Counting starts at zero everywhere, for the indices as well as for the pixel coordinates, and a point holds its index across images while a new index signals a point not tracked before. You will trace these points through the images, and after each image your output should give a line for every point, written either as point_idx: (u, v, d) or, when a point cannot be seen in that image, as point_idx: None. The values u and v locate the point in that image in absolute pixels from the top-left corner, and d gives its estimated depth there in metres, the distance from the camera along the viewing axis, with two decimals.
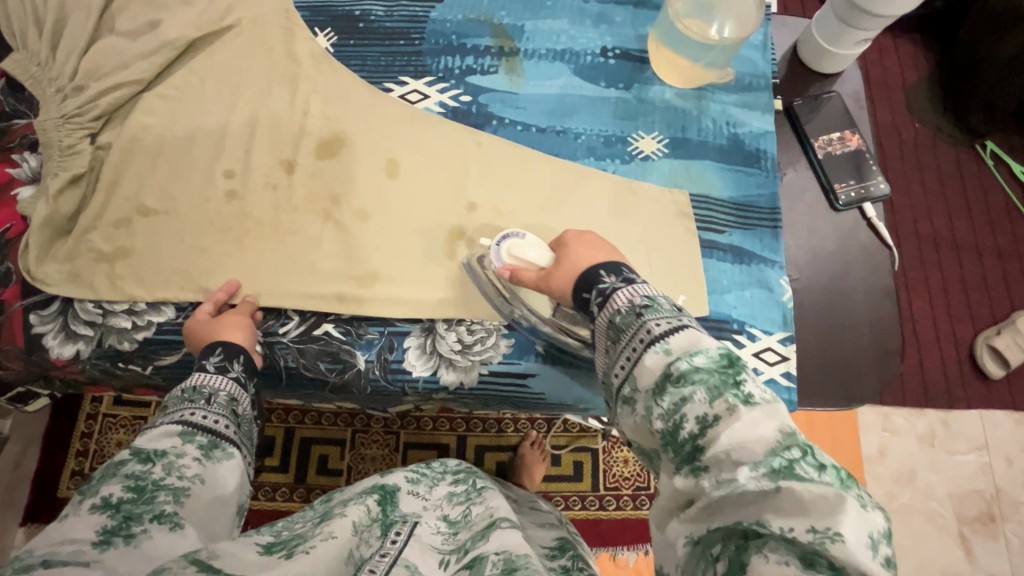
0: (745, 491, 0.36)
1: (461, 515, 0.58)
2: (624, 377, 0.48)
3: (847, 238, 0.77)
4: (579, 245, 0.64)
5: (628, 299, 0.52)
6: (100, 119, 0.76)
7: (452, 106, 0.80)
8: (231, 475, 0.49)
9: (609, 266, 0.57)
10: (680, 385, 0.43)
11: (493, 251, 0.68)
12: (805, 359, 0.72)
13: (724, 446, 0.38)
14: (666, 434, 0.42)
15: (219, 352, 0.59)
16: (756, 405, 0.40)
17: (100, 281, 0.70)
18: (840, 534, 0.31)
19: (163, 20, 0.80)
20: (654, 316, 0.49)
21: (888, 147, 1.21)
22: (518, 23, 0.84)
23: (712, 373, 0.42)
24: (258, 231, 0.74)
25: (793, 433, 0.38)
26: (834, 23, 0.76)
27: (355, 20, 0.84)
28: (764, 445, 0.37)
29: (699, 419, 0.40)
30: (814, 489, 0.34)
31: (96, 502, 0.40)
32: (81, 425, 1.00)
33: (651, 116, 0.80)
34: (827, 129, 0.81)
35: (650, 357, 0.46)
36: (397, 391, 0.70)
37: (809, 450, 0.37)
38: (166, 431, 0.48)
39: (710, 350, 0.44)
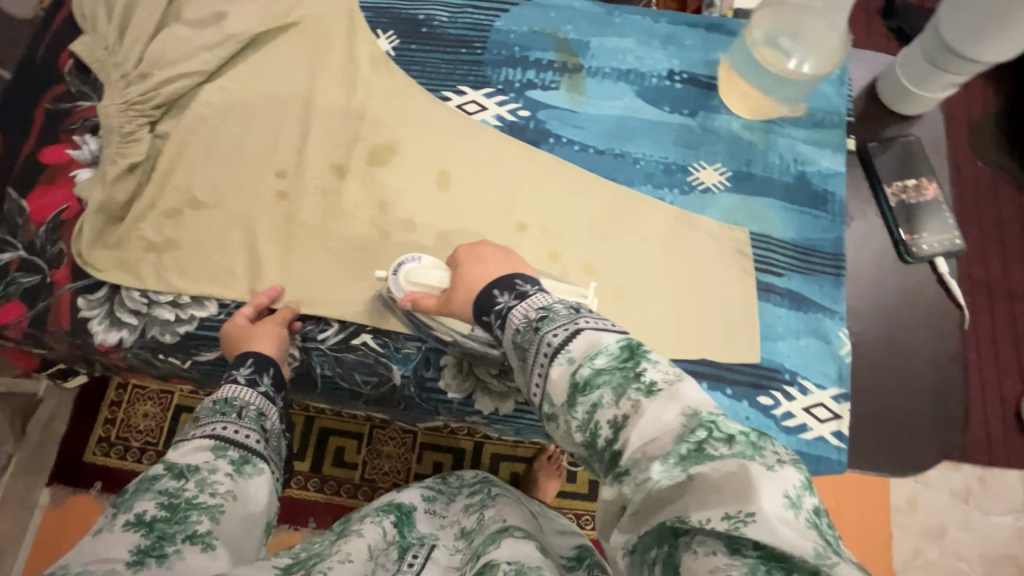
0: (659, 489, 0.33)
1: (474, 523, 0.56)
2: (541, 396, 0.42)
3: (913, 291, 0.73)
4: (470, 259, 0.57)
5: (525, 313, 0.46)
6: (161, 108, 0.76)
7: (509, 120, 0.78)
8: (260, 492, 0.48)
9: (502, 283, 0.50)
10: (588, 393, 0.38)
11: (392, 280, 0.65)
12: (857, 418, 0.68)
13: (637, 446, 0.35)
14: (587, 445, 0.38)
15: (250, 363, 0.58)
16: (658, 394, 0.36)
17: (148, 271, 0.70)
18: (753, 514, 0.29)
19: (229, 12, 0.80)
20: (551, 325, 0.42)
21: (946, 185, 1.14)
22: (584, 38, 0.81)
23: (614, 372, 0.38)
24: (304, 234, 0.73)
25: (697, 412, 0.35)
26: (922, 63, 0.72)
27: (418, 24, 0.82)
28: (671, 435, 0.34)
29: (611, 423, 0.37)
30: (722, 467, 0.31)
31: (130, 519, 0.40)
32: (111, 393, 1.01)
33: (714, 147, 0.77)
34: (903, 175, 0.76)
35: (555, 371, 0.40)
36: (431, 409, 0.69)
37: (715, 423, 0.34)
38: (196, 445, 0.47)
39: (609, 346, 0.39)
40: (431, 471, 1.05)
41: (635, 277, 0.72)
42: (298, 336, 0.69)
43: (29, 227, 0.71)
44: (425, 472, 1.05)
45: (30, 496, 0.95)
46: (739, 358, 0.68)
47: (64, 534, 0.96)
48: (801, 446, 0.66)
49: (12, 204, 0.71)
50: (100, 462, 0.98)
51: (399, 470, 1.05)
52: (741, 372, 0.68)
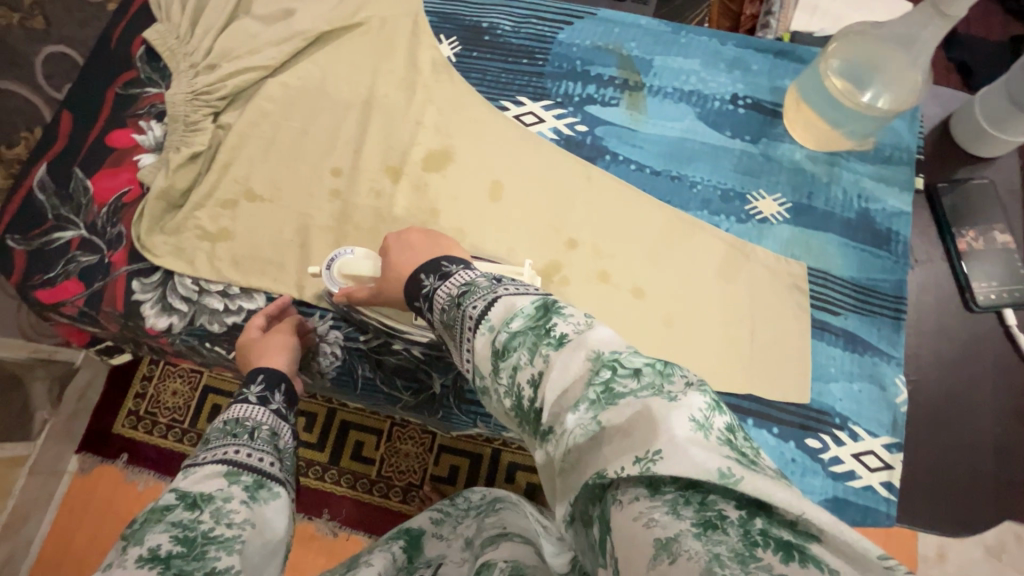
0: (577, 442, 0.31)
1: (475, 531, 0.54)
2: (471, 372, 0.39)
3: (981, 342, 0.69)
4: (398, 248, 0.60)
5: (449, 292, 0.44)
6: (226, 99, 0.78)
7: (566, 134, 0.78)
8: (279, 516, 0.45)
9: (428, 267, 0.49)
10: (507, 358, 0.35)
11: (325, 275, 0.67)
12: (909, 470, 0.66)
13: (553, 400, 0.33)
14: (516, 411, 0.36)
15: (262, 380, 0.57)
16: (568, 342, 0.34)
17: (201, 259, 0.72)
18: (660, 451, 0.27)
19: (298, 10, 0.81)
20: (472, 298, 0.41)
21: None
22: (647, 56, 0.80)
23: (528, 332, 0.36)
24: (356, 234, 0.73)
25: (600, 353, 0.33)
26: (1005, 104, 0.69)
27: (482, 32, 0.82)
28: (580, 382, 0.33)
29: (530, 383, 0.34)
30: (626, 408, 0.30)
31: (142, 554, 0.37)
32: (144, 368, 1.03)
33: (775, 176, 0.75)
34: (974, 221, 0.73)
35: (479, 341, 0.38)
36: (468, 421, 0.68)
37: (618, 361, 0.32)
38: (211, 471, 0.45)
39: (524, 307, 0.37)
40: (447, 474, 1.04)
41: (683, 303, 0.70)
42: (338, 336, 0.69)
43: (92, 207, 0.73)
44: (441, 474, 1.04)
45: (60, 464, 0.97)
46: (789, 397, 0.66)
47: (90, 504, 0.99)
48: (849, 493, 0.63)
49: (78, 183, 0.73)
50: (129, 435, 1.00)
51: (416, 469, 1.04)
52: (790, 413, 0.66)
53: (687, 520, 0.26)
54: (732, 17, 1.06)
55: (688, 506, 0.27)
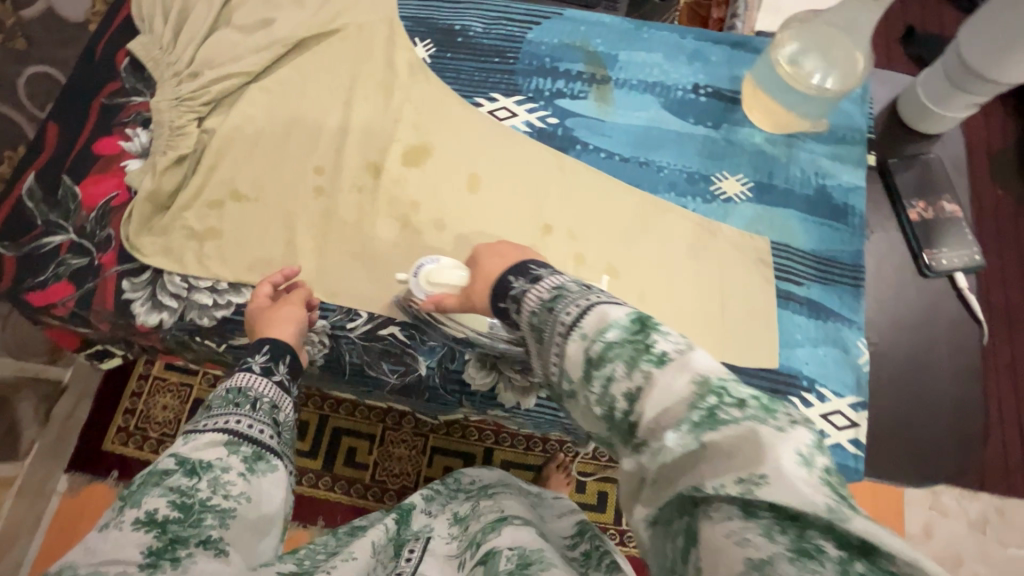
0: (675, 457, 0.33)
1: (469, 509, 0.57)
2: (559, 374, 0.42)
3: (937, 305, 0.75)
4: (489, 257, 0.60)
5: (539, 295, 0.46)
6: (210, 105, 0.81)
7: (538, 127, 0.81)
8: (276, 489, 0.46)
9: (518, 270, 0.52)
10: (602, 367, 0.37)
11: (413, 283, 0.69)
12: (875, 428, 0.69)
13: (652, 417, 0.34)
14: (608, 420, 0.38)
15: (266, 352, 0.58)
16: (671, 361, 0.35)
17: (189, 258, 0.74)
18: (765, 477, 0.29)
19: (277, 19, 0.85)
20: (565, 304, 0.43)
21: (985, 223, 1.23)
22: (613, 52, 0.85)
23: (625, 345, 0.37)
24: (341, 230, 0.76)
25: (706, 379, 0.34)
26: (943, 82, 0.74)
27: (454, 34, 0.86)
28: (682, 403, 0.34)
29: (626, 395, 0.36)
30: (731, 433, 0.31)
31: (140, 517, 0.39)
32: (133, 384, 1.04)
33: (737, 158, 0.79)
34: (922, 193, 0.78)
35: (572, 346, 0.40)
36: (454, 400, 0.71)
37: (724, 389, 0.33)
38: (214, 440, 0.46)
39: (620, 320, 0.39)
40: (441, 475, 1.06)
41: (658, 281, 0.74)
42: (326, 324, 0.71)
43: (80, 212, 0.75)
44: (434, 475, 1.06)
45: (49, 481, 0.97)
46: (758, 364, 0.70)
47: (81, 519, 0.99)
48: None
49: (66, 190, 0.75)
50: (119, 452, 1.00)
51: (409, 472, 1.06)
52: (759, 377, 0.69)
53: (783, 547, 0.28)
54: (700, 21, 1.15)
55: (784, 534, 0.28)
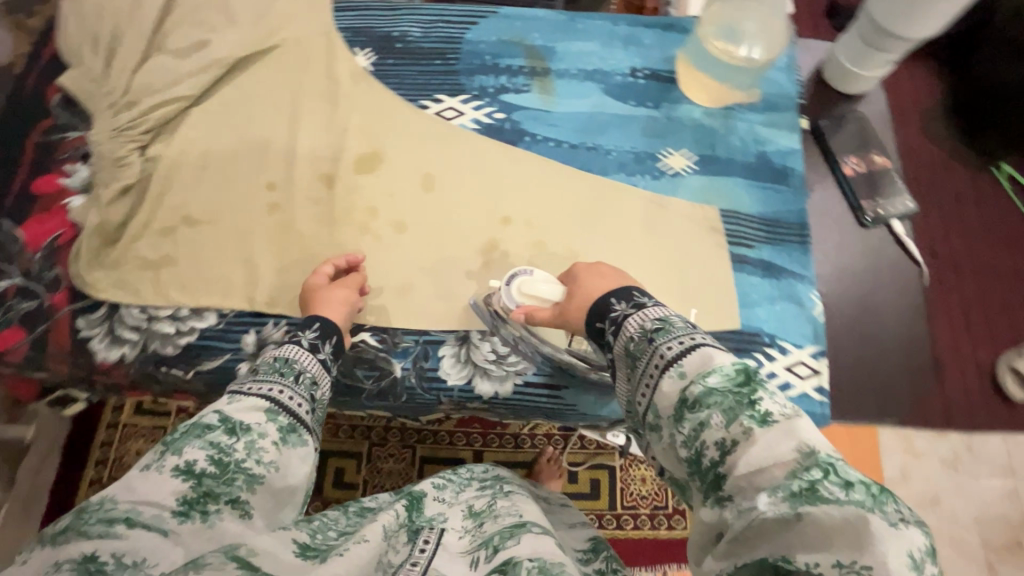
0: (765, 521, 0.35)
1: (484, 505, 0.56)
2: (647, 405, 0.45)
3: (876, 255, 0.79)
4: (590, 277, 0.62)
5: (640, 323, 0.49)
6: (150, 132, 0.79)
7: (486, 123, 0.83)
8: (305, 464, 0.47)
9: (620, 292, 0.54)
10: (697, 411, 0.41)
11: (505, 291, 0.70)
12: (836, 374, 0.73)
13: (744, 475, 0.37)
14: (691, 462, 0.41)
15: (317, 329, 0.61)
16: (775, 424, 0.38)
17: (146, 288, 0.72)
18: (868, 568, 0.30)
19: (211, 40, 0.84)
20: (666, 337, 0.46)
21: (917, 175, 1.34)
22: (550, 44, 0.87)
23: (727, 394, 0.40)
24: (301, 243, 0.76)
25: (813, 452, 0.36)
26: (860, 43, 0.79)
27: (393, 40, 0.87)
28: (783, 468, 0.36)
29: (718, 445, 0.39)
30: (836, 514, 0.33)
31: (178, 466, 0.41)
32: (102, 434, 1.00)
33: (680, 134, 0.82)
34: (852, 150, 0.83)
35: (666, 383, 0.44)
36: (432, 400, 0.70)
37: (832, 468, 0.35)
38: (256, 403, 0.48)
39: (724, 368, 0.42)
40: None
41: (618, 258, 0.76)
42: None
43: (24, 255, 0.72)
44: None
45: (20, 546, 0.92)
46: (721, 326, 0.72)
47: None
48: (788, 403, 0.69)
49: (7, 234, 0.73)
50: None
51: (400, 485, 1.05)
52: (722, 338, 0.72)
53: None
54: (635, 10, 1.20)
55: None
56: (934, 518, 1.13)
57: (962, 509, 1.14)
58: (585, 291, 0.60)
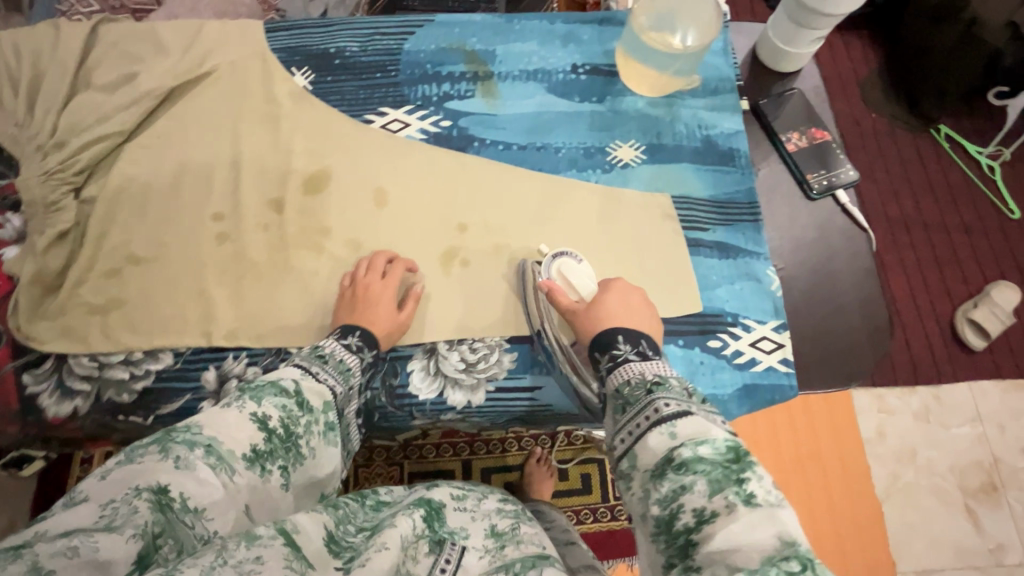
0: None
1: (507, 525, 0.52)
2: (624, 451, 0.47)
3: (825, 225, 0.81)
4: (614, 296, 0.64)
5: (640, 374, 0.51)
6: (84, 173, 0.76)
7: (433, 132, 0.82)
8: (329, 460, 0.57)
9: (629, 336, 0.57)
10: (682, 475, 0.41)
11: (546, 262, 0.72)
12: (800, 345, 0.75)
13: (719, 549, 0.37)
14: (663, 523, 0.41)
15: (367, 339, 0.65)
16: (759, 507, 0.38)
17: (94, 335, 0.69)
18: None
19: (140, 72, 0.81)
20: (664, 394, 0.47)
21: (862, 141, 1.39)
22: (490, 48, 0.87)
23: (716, 466, 0.41)
24: (255, 272, 0.74)
25: (793, 543, 0.36)
26: (790, 25, 0.81)
27: (331, 57, 0.85)
28: (761, 554, 0.36)
29: (696, 512, 0.39)
30: None
31: (256, 415, 0.50)
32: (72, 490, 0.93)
33: (626, 126, 0.83)
34: (794, 125, 0.85)
35: (654, 438, 0.45)
36: (405, 416, 0.69)
37: (811, 564, 0.35)
38: (318, 391, 0.57)
39: (717, 441, 0.42)
40: None
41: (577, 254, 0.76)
42: (257, 370, 0.69)
43: None
44: None
45: None
46: (684, 310, 0.73)
47: None
48: (754, 378, 0.71)
49: None
50: None
51: None
52: (686, 322, 0.73)
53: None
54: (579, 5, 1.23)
55: None
56: (913, 471, 1.17)
57: (938, 458, 1.19)
58: (606, 306, 0.63)
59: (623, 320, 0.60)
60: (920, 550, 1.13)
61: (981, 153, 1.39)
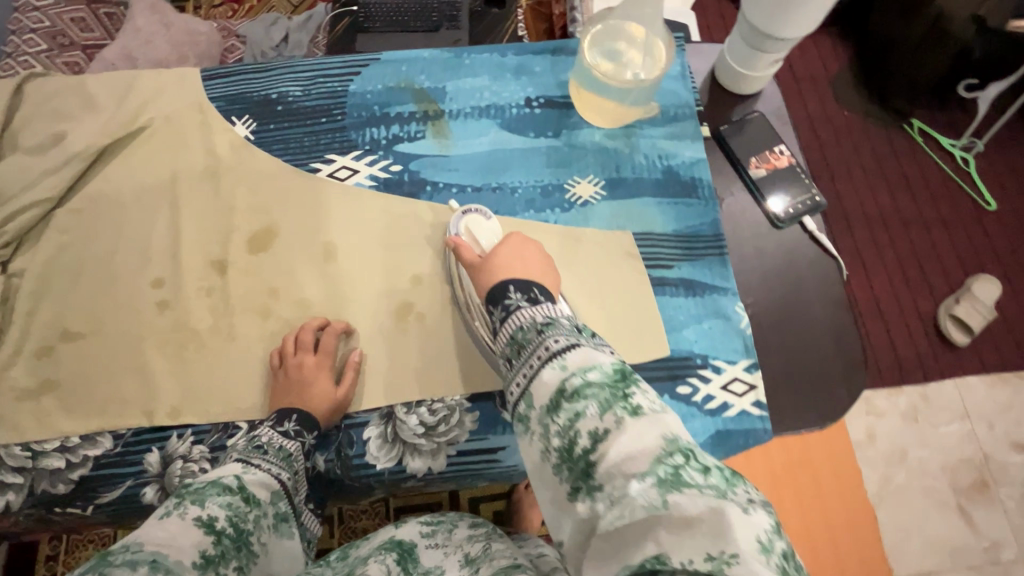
0: (637, 508, 0.36)
1: (479, 551, 0.50)
2: (521, 393, 0.46)
3: (794, 252, 0.78)
4: (510, 246, 0.63)
5: (531, 317, 0.50)
6: (11, 245, 0.72)
7: (383, 177, 0.79)
8: (282, 556, 0.53)
9: (519, 283, 0.55)
10: (574, 401, 0.42)
11: (455, 218, 0.72)
12: (774, 379, 0.73)
13: (615, 461, 0.39)
14: (563, 452, 0.42)
15: (297, 419, 0.63)
16: (644, 416, 0.40)
17: (27, 421, 0.65)
18: (735, 556, 0.32)
19: (69, 131, 0.77)
20: (555, 332, 0.47)
21: (831, 139, 1.38)
22: (439, 85, 0.84)
23: (603, 387, 0.42)
24: (199, 340, 0.70)
25: (675, 439, 0.39)
26: (745, 48, 0.78)
27: (273, 103, 0.82)
28: (649, 457, 0.38)
29: (591, 434, 0.41)
30: (699, 498, 0.35)
31: (199, 518, 0.46)
32: (45, 547, 0.88)
33: (584, 161, 0.80)
34: (756, 149, 0.82)
35: (547, 374, 0.45)
36: (364, 486, 0.66)
37: (692, 454, 0.38)
38: (263, 481, 0.55)
39: (604, 366, 0.44)
40: None
41: None
42: (203, 450, 0.65)
43: None
44: None
45: None
46: (652, 355, 0.71)
47: None
48: (727, 424, 0.69)
49: None
50: None
51: None
52: (654, 368, 0.71)
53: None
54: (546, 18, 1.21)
55: None
56: (904, 473, 1.15)
57: (928, 460, 1.17)
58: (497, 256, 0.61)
59: (512, 272, 0.58)
60: (916, 555, 1.11)
61: (955, 146, 1.37)
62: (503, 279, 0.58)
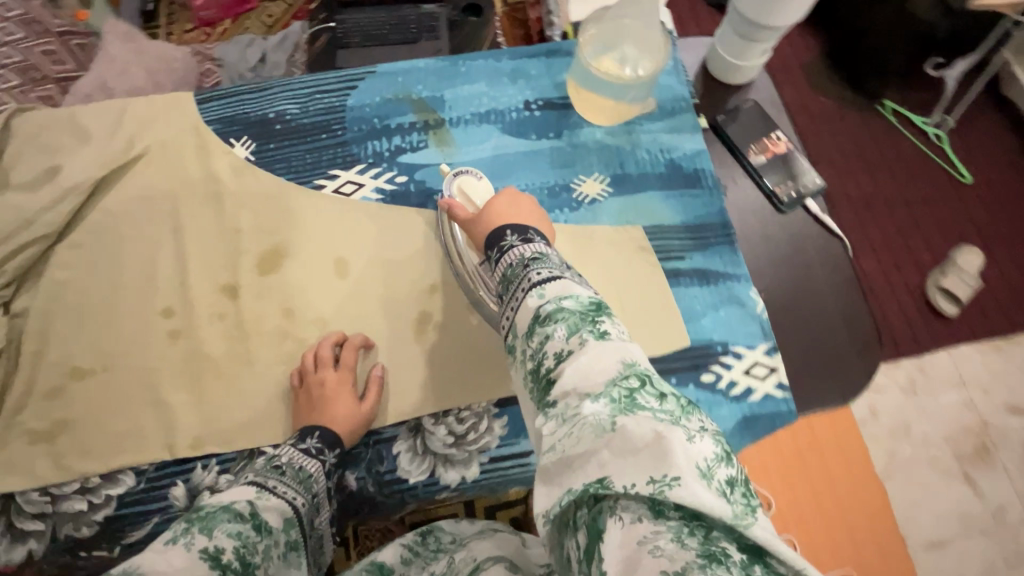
0: (584, 424, 0.37)
1: (445, 568, 0.53)
2: (510, 326, 0.47)
3: (798, 235, 0.80)
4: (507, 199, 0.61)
5: (521, 253, 0.50)
6: (12, 285, 0.70)
7: (389, 190, 0.78)
8: None
9: (516, 227, 0.53)
10: (546, 325, 0.43)
11: (446, 179, 0.72)
12: (792, 360, 0.73)
13: (571, 379, 0.40)
14: (533, 373, 0.43)
15: (318, 436, 0.61)
16: (609, 341, 0.41)
17: (43, 465, 0.63)
18: (676, 479, 0.33)
19: (64, 164, 0.75)
20: (540, 265, 0.48)
21: (807, 121, 1.40)
22: (437, 93, 0.84)
23: (574, 313, 0.43)
24: (215, 368, 0.68)
25: (633, 364, 0.40)
26: (736, 38, 0.80)
27: (271, 123, 0.81)
28: (606, 378, 0.39)
29: (556, 354, 0.42)
30: (645, 418, 0.36)
31: (205, 550, 0.44)
32: None
33: (588, 159, 0.81)
34: (753, 138, 0.84)
35: (530, 301, 0.45)
36: (398, 502, 0.65)
37: (648, 379, 0.39)
38: (277, 506, 0.53)
39: (581, 297, 0.44)
40: None
41: None
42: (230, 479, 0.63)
43: None
44: None
45: None
46: (675, 345, 0.71)
47: None
48: (752, 408, 0.69)
49: None
50: None
51: None
52: (678, 358, 0.71)
53: (693, 551, 0.32)
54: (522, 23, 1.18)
55: (692, 537, 0.32)
56: (909, 446, 1.18)
57: (931, 430, 1.19)
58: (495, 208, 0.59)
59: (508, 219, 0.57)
60: (928, 524, 1.13)
61: (926, 123, 1.42)
62: (499, 224, 0.57)
